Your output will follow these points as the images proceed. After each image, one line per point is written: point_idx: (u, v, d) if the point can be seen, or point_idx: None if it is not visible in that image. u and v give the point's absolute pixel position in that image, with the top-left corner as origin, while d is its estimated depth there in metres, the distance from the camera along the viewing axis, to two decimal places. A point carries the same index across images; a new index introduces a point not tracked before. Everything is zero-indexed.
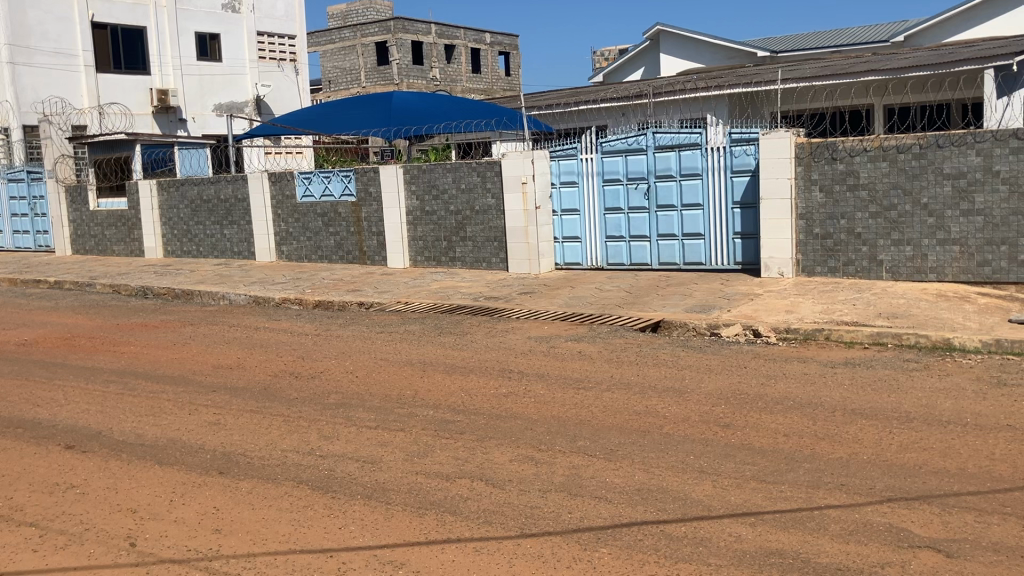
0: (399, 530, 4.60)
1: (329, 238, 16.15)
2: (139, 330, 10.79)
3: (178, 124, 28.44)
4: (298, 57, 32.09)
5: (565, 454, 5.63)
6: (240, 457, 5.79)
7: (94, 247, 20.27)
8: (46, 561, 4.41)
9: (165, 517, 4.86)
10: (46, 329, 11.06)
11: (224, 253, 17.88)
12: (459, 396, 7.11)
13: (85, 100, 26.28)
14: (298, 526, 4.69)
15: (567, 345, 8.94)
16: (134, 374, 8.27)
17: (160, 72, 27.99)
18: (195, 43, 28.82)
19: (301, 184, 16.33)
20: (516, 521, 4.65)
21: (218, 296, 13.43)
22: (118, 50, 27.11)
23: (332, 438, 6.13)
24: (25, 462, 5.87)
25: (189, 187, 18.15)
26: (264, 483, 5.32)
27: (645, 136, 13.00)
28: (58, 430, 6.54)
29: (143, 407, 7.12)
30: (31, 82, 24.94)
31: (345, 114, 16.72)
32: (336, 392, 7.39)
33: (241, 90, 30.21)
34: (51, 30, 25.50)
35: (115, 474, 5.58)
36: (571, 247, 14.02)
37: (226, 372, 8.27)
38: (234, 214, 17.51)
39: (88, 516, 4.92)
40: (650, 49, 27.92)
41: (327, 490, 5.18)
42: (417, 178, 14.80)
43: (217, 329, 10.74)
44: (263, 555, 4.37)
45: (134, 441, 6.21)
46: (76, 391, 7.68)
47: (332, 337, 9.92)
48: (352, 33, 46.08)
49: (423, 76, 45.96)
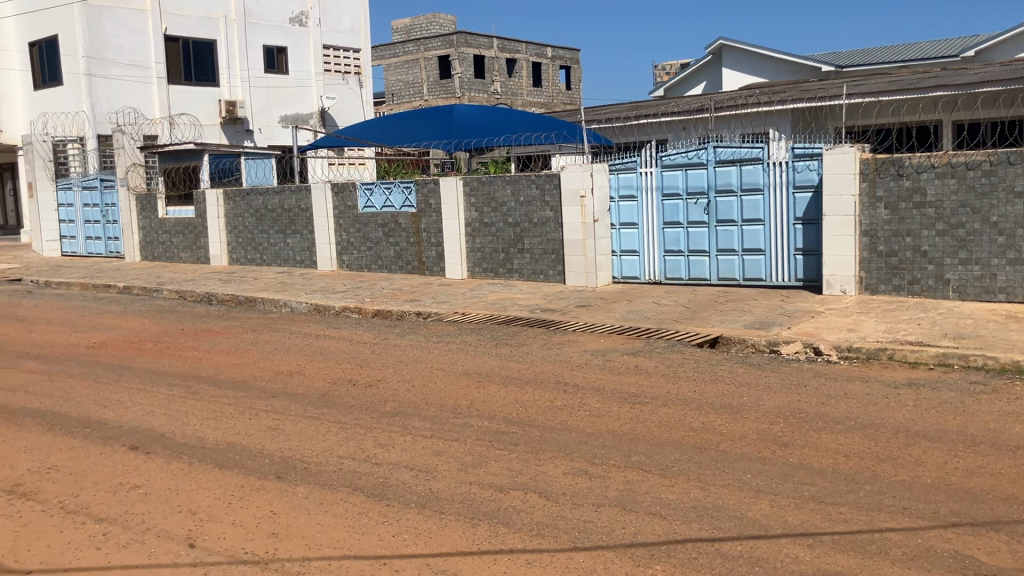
0: (453, 539, 4.63)
1: (389, 248, 16.35)
2: (202, 336, 11.02)
3: (245, 135, 29.16)
4: (362, 70, 32.69)
5: (620, 469, 5.60)
6: (298, 462, 5.89)
7: (161, 254, 20.76)
8: (109, 558, 4.53)
9: (224, 520, 4.96)
10: (114, 333, 11.35)
11: (287, 261, 18.16)
12: (513, 408, 7.12)
13: (157, 111, 26.96)
14: (352, 533, 4.74)
15: (623, 359, 8.91)
16: (197, 379, 8.44)
17: (229, 83, 28.64)
18: (262, 55, 29.48)
19: (362, 195, 16.55)
20: (568, 535, 4.64)
21: (280, 303, 13.66)
22: (189, 62, 27.72)
23: (387, 446, 6.18)
24: (91, 461, 6.04)
25: (255, 197, 18.48)
26: (320, 489, 5.39)
27: (706, 151, 12.91)
28: (124, 431, 6.73)
29: (203, 411, 7.26)
30: (105, 93, 25.65)
31: (409, 127, 16.89)
32: (393, 400, 7.46)
33: (305, 102, 30.81)
34: (126, 43, 26.17)
35: (176, 475, 5.70)
36: (629, 261, 13.93)
37: (286, 379, 8.40)
38: (298, 224, 17.77)
39: (150, 516, 5.04)
40: (711, 64, 27.73)
41: (381, 498, 5.23)
42: (476, 190, 14.89)
43: (277, 335, 10.92)
44: (318, 560, 4.44)
45: (195, 443, 6.36)
46: (142, 394, 7.88)
47: (390, 346, 10.04)
48: (416, 47, 46.72)
49: (485, 90, 46.33)
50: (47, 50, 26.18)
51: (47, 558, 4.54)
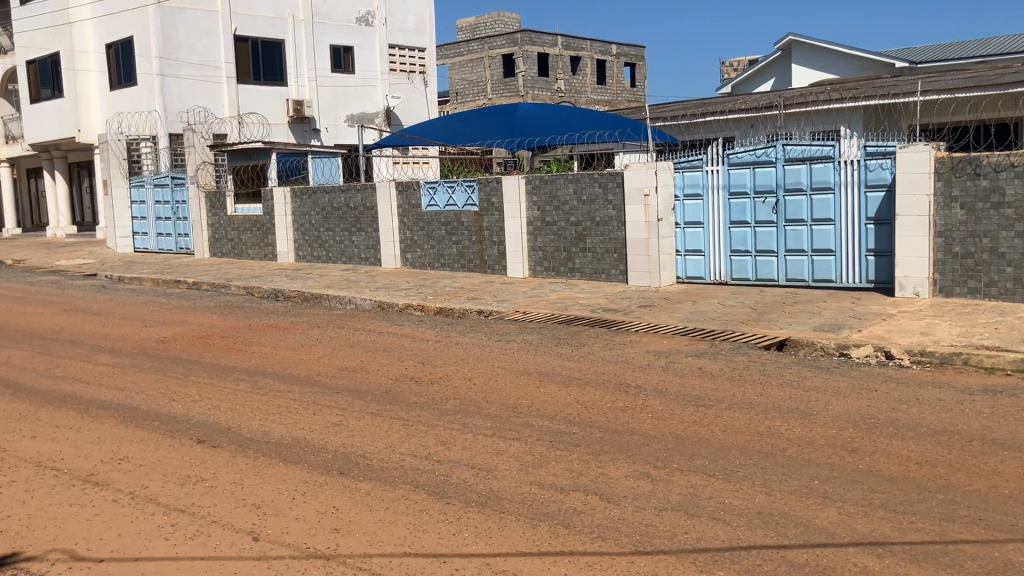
0: (513, 540, 4.60)
1: (451, 247, 16.42)
2: (268, 331, 11.20)
3: (312, 134, 29.58)
4: (427, 69, 32.91)
5: (684, 473, 5.51)
6: (360, 458, 5.93)
7: (230, 251, 21.17)
8: (176, 549, 4.60)
9: (287, 514, 5.01)
10: (183, 328, 11.61)
11: (352, 259, 18.36)
12: (575, 408, 7.07)
13: (227, 110, 27.49)
14: (413, 531, 4.74)
15: (687, 361, 8.78)
16: (263, 374, 8.58)
17: (297, 83, 29.11)
18: (329, 55, 29.88)
19: (426, 194, 16.64)
20: (630, 538, 4.58)
21: (345, 300, 13.81)
22: (258, 62, 28.22)
23: (448, 444, 6.19)
24: (160, 453, 6.17)
25: (321, 195, 18.72)
26: (381, 486, 5.41)
27: (774, 149, 12.66)
28: (191, 424, 6.86)
29: (268, 406, 7.36)
30: (178, 93, 26.25)
31: (472, 126, 16.93)
32: (454, 398, 7.47)
33: (371, 102, 31.13)
34: (198, 44, 26.75)
35: (241, 469, 5.79)
36: (694, 261, 13.72)
37: (349, 375, 8.48)
38: (362, 222, 17.96)
39: (216, 509, 5.12)
40: (780, 61, 27.24)
41: (442, 496, 5.23)
42: (539, 189, 14.85)
43: (341, 332, 11.04)
44: (378, 556, 4.45)
45: (260, 438, 6.45)
46: (209, 388, 8.04)
47: (452, 343, 10.06)
48: (480, 46, 46.87)
49: (549, 88, 46.28)
50: (123, 51, 26.92)
51: (116, 548, 4.64)
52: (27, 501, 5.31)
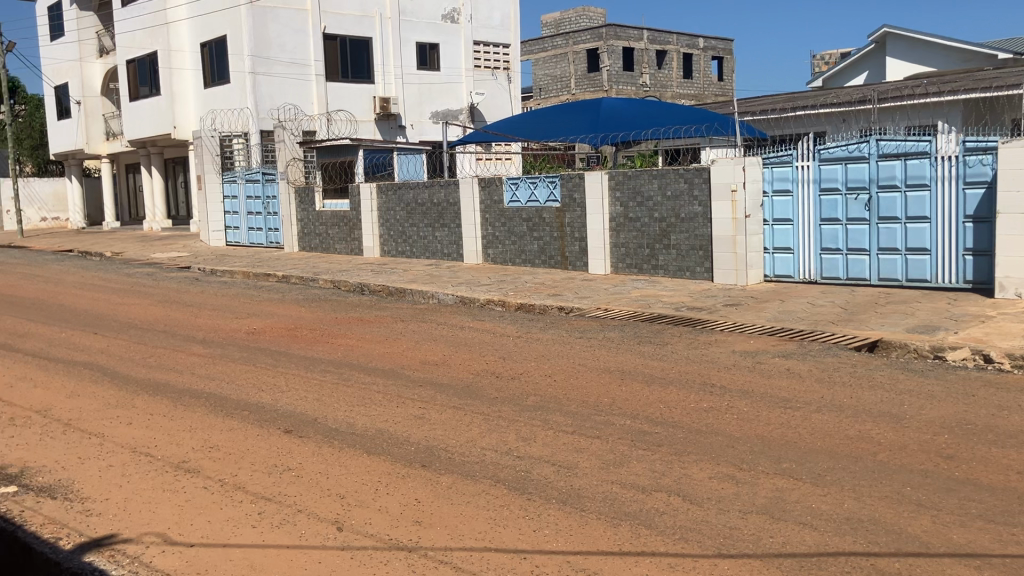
0: (594, 538, 4.57)
1: (534, 243, 16.41)
2: (354, 324, 11.40)
3: (398, 131, 29.96)
4: (512, 65, 32.99)
5: (769, 476, 5.39)
6: (442, 452, 5.97)
7: (318, 245, 21.59)
8: (263, 536, 4.71)
9: (370, 505, 5.08)
10: (273, 319, 11.91)
11: (435, 254, 18.53)
12: (658, 407, 6.99)
13: (315, 108, 28.03)
14: (493, 525, 4.76)
15: (774, 361, 8.59)
16: (348, 366, 8.72)
17: (383, 80, 29.50)
18: (415, 52, 30.22)
19: (509, 189, 16.68)
20: (712, 541, 4.50)
21: (428, 295, 13.95)
22: (346, 60, 28.71)
23: (529, 440, 6.19)
24: (249, 442, 6.33)
25: (406, 191, 18.92)
26: (462, 479, 5.44)
27: (868, 144, 12.31)
28: (278, 414, 7.02)
29: (353, 398, 7.48)
30: (269, 91, 26.88)
31: (556, 124, 16.91)
32: (536, 394, 7.47)
33: (456, 98, 31.34)
34: (288, 42, 27.35)
35: (326, 459, 5.90)
36: (782, 259, 13.40)
37: (432, 368, 8.56)
38: (446, 217, 18.10)
39: (302, 498, 5.22)
40: (874, 53, 26.43)
41: (523, 492, 5.22)
42: (622, 184, 14.73)
43: (424, 326, 11.14)
44: (459, 550, 4.47)
45: (345, 429, 6.57)
46: (296, 379, 8.22)
47: (534, 339, 10.07)
48: (565, 41, 46.74)
49: (634, 83, 45.88)
50: (217, 51, 27.71)
51: (206, 533, 4.77)
52: (123, 486, 5.50)
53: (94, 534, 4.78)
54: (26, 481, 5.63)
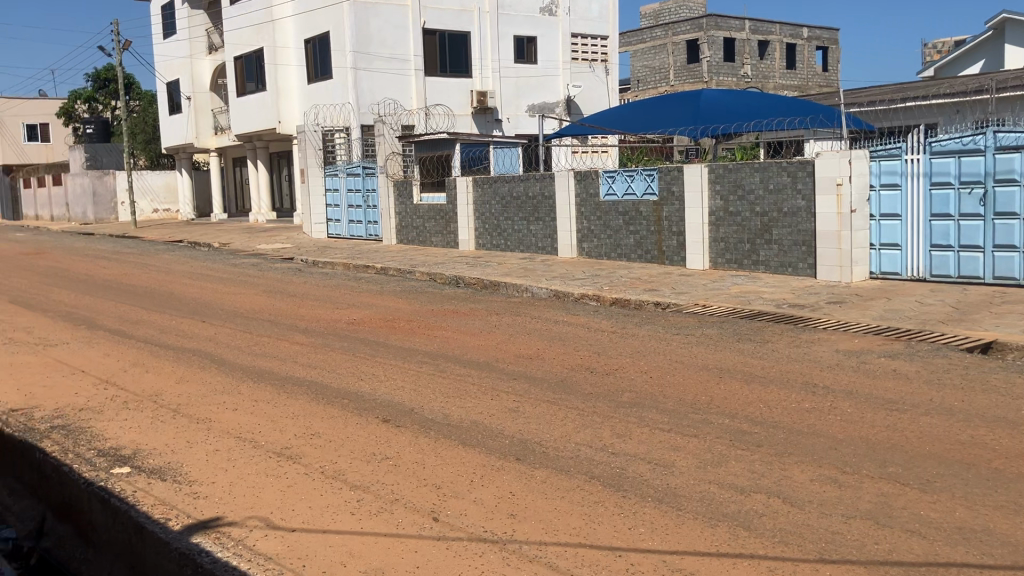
0: (690, 538, 4.50)
1: (630, 237, 16.28)
2: (449, 316, 11.52)
3: (495, 124, 30.11)
4: (609, 57, 32.79)
5: (874, 480, 5.21)
6: (537, 446, 5.97)
7: (415, 238, 21.87)
8: (361, 524, 4.80)
9: (466, 497, 5.12)
10: (371, 310, 12.13)
11: (530, 247, 18.56)
12: (757, 406, 6.83)
13: (414, 102, 28.40)
14: (588, 521, 4.73)
15: (880, 361, 8.30)
16: (444, 358, 8.82)
17: (481, 74, 29.68)
18: (513, 46, 30.31)
19: (605, 183, 16.57)
20: (814, 545, 4.37)
21: (523, 288, 13.98)
22: (444, 54, 28.98)
23: (624, 437, 6.13)
24: (348, 430, 6.46)
25: (501, 184, 18.97)
26: (557, 474, 5.43)
27: (984, 136, 11.79)
28: (377, 404, 7.15)
29: (449, 389, 7.55)
30: (369, 86, 27.36)
31: (654, 115, 16.71)
32: (632, 390, 7.40)
33: (552, 92, 31.34)
34: (388, 38, 27.75)
35: (423, 449, 5.97)
36: (889, 255, 12.91)
37: (527, 362, 8.56)
38: (541, 211, 18.10)
39: (398, 487, 5.30)
40: (991, 41, 25.26)
41: (618, 489, 5.18)
42: (722, 177, 14.45)
43: (519, 319, 11.17)
44: (555, 545, 4.46)
45: (441, 420, 6.63)
46: (394, 369, 8.36)
47: (629, 335, 9.98)
48: (664, 32, 46.11)
49: (734, 74, 45.00)
50: (320, 47, 28.34)
51: (307, 519, 4.89)
52: (228, 470, 5.69)
53: (201, 516, 4.95)
54: (138, 462, 5.87)
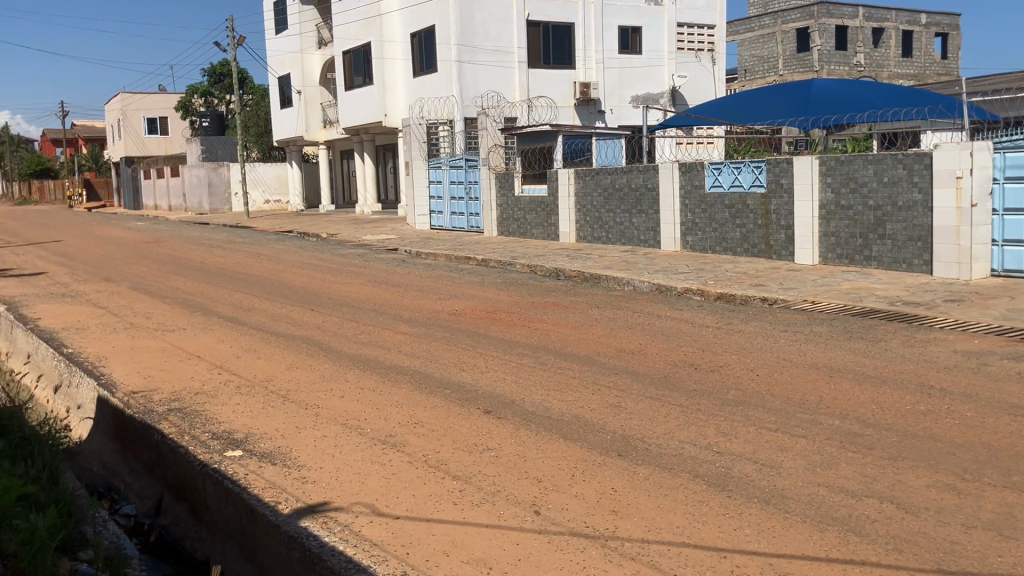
0: (798, 542, 4.37)
1: (735, 230, 15.95)
2: (551, 309, 11.52)
3: (598, 116, 29.95)
4: (716, 47, 32.18)
5: (996, 489, 4.96)
6: (639, 442, 5.91)
7: (516, 230, 21.94)
8: (463, 514, 4.84)
9: (567, 491, 5.10)
10: (473, 302, 12.23)
11: (632, 240, 18.40)
12: (870, 408, 6.60)
13: (517, 94, 28.49)
14: (692, 521, 4.65)
15: (1002, 364, 7.91)
16: (545, 350, 8.82)
17: (585, 65, 29.55)
18: (618, 37, 30.08)
19: (710, 174, 16.29)
20: (930, 555, 4.19)
21: (624, 282, 13.87)
22: (548, 46, 28.95)
23: (729, 436, 6.01)
24: (450, 420, 6.53)
25: (604, 176, 18.82)
26: (659, 471, 5.36)
27: None
28: (478, 395, 7.20)
29: (551, 382, 7.54)
30: (473, 79, 27.57)
31: (762, 106, 16.33)
32: (737, 388, 7.24)
33: (657, 82, 30.96)
34: (493, 30, 27.90)
35: (524, 442, 5.98)
36: (1014, 252, 12.20)
37: (629, 357, 8.49)
38: (644, 203, 17.89)
39: (499, 479, 5.32)
40: None
41: (722, 489, 5.08)
42: (834, 170, 14.00)
43: (621, 313, 11.08)
44: (656, 543, 4.40)
45: (542, 413, 6.63)
46: (495, 361, 8.41)
47: (734, 331, 9.78)
48: (773, 20, 44.97)
49: (847, 63, 43.52)
50: (426, 40, 28.69)
51: (410, 507, 4.96)
52: (335, 456, 5.82)
53: (309, 501, 5.08)
54: (249, 446, 6.07)
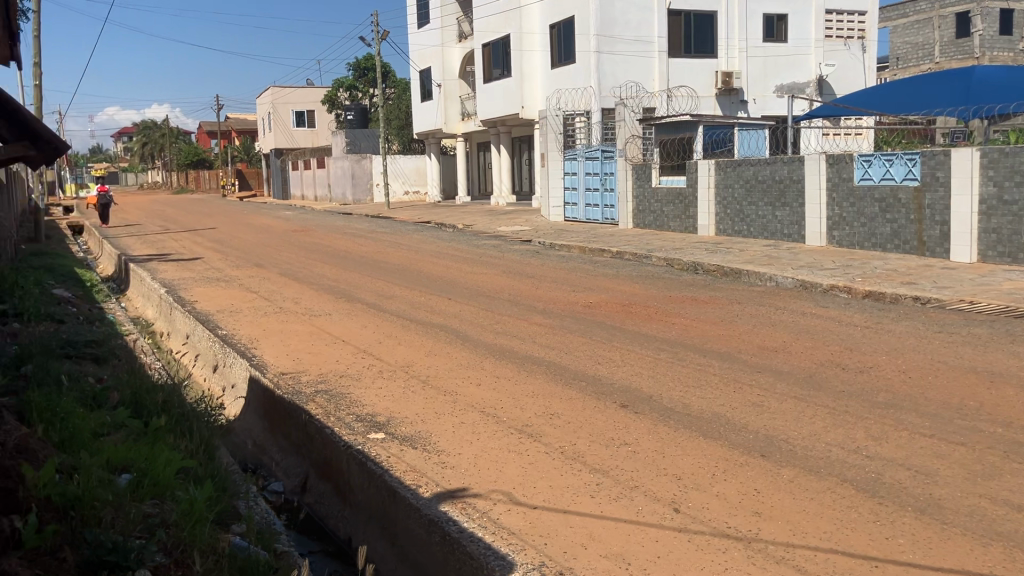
0: (957, 555, 4.12)
1: (885, 225, 15.23)
2: (689, 303, 11.30)
3: (740, 106, 29.26)
4: (867, 33, 30.48)
5: None
6: (783, 443, 5.71)
7: (652, 222, 21.66)
8: (601, 508, 4.79)
9: (707, 490, 4.98)
10: (609, 294, 12.13)
11: (774, 234, 17.86)
12: None
13: (656, 84, 28.12)
14: (841, 527, 4.46)
15: None
16: (684, 346, 8.66)
17: (727, 54, 28.87)
18: (762, 25, 29.22)
19: (859, 167, 15.63)
20: None
21: (765, 278, 13.47)
22: (689, 35, 28.42)
23: (881, 440, 5.72)
24: (587, 413, 6.49)
25: (746, 168, 18.34)
26: (805, 474, 5.16)
27: None
28: (615, 388, 7.12)
29: (690, 378, 7.40)
30: (612, 69, 27.38)
31: (917, 94, 15.59)
32: (888, 391, 6.90)
33: (803, 71, 29.92)
34: (633, 20, 27.59)
35: (663, 438, 5.88)
36: None
37: (771, 354, 8.22)
38: (788, 196, 17.31)
39: (637, 474, 5.25)
40: None
41: (873, 495, 4.84)
42: (997, 163, 13.11)
43: (763, 310, 10.76)
44: (802, 548, 4.23)
45: (681, 409, 6.50)
46: (632, 355, 8.30)
47: (884, 330, 9.33)
48: (930, 5, 42.65)
49: (1011, 48, 40.80)
50: (564, 31, 28.64)
51: (548, 498, 4.95)
52: (473, 443, 5.87)
53: (448, 486, 5.15)
54: (390, 429, 6.21)
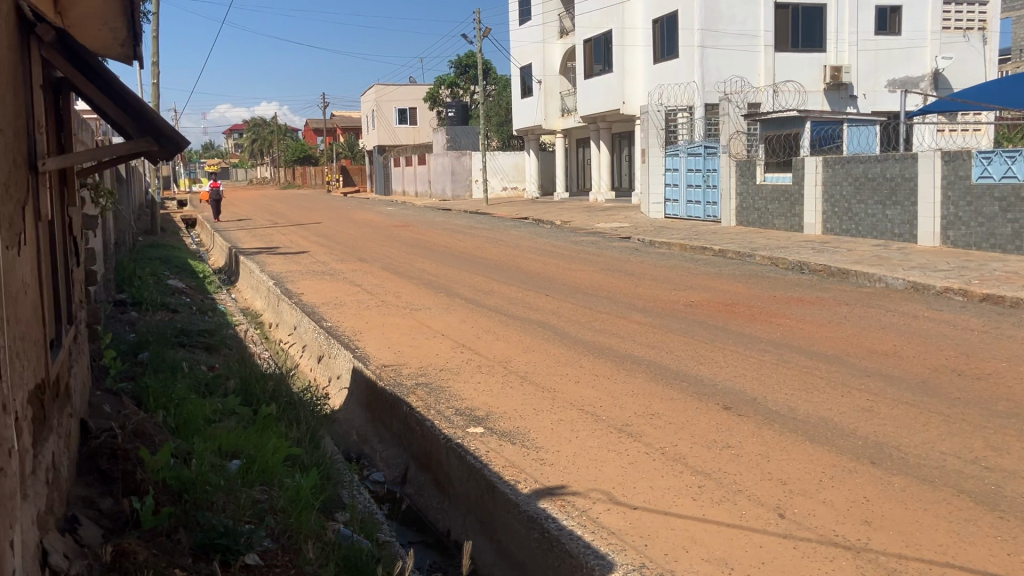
0: None
1: (1006, 226, 14.53)
2: (794, 304, 11.00)
3: (850, 101, 28.38)
4: (989, 24, 29.09)
5: None
6: (894, 451, 5.50)
7: (756, 220, 21.20)
8: (703, 511, 4.70)
9: (814, 496, 4.83)
10: (711, 293, 11.92)
11: (885, 234, 17.25)
12: None
13: (762, 79, 27.54)
14: (957, 540, 4.26)
15: None
16: (788, 347, 8.43)
17: (836, 48, 28.00)
18: (874, 17, 28.22)
19: (978, 164, 14.91)
20: None
21: (875, 278, 13.00)
22: (797, 28, 27.68)
23: (1001, 451, 5.45)
24: (689, 414, 6.39)
25: (855, 165, 17.76)
26: (919, 484, 4.96)
27: None
28: (717, 390, 6.99)
29: (796, 381, 7.19)
30: (716, 64, 26.92)
31: None
32: (1008, 399, 6.57)
33: (918, 64, 28.80)
34: (739, 13, 27.04)
35: (767, 441, 5.74)
36: None
37: (881, 358, 7.93)
38: (900, 194, 16.68)
39: (741, 478, 5.13)
40: None
41: (993, 508, 4.61)
42: None
43: (873, 312, 10.39)
44: (916, 561, 4.06)
45: (786, 413, 6.33)
46: (734, 356, 8.13)
47: (1003, 336, 8.89)
48: None
49: None
50: (667, 26, 28.28)
51: (648, 498, 4.89)
52: (572, 441, 5.85)
53: (548, 482, 5.14)
54: (490, 424, 6.23)
